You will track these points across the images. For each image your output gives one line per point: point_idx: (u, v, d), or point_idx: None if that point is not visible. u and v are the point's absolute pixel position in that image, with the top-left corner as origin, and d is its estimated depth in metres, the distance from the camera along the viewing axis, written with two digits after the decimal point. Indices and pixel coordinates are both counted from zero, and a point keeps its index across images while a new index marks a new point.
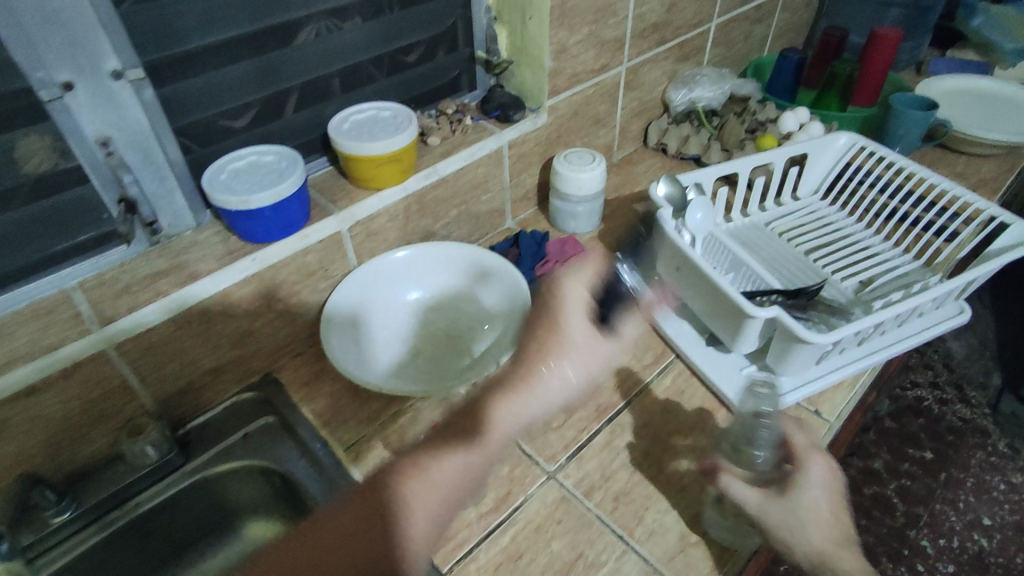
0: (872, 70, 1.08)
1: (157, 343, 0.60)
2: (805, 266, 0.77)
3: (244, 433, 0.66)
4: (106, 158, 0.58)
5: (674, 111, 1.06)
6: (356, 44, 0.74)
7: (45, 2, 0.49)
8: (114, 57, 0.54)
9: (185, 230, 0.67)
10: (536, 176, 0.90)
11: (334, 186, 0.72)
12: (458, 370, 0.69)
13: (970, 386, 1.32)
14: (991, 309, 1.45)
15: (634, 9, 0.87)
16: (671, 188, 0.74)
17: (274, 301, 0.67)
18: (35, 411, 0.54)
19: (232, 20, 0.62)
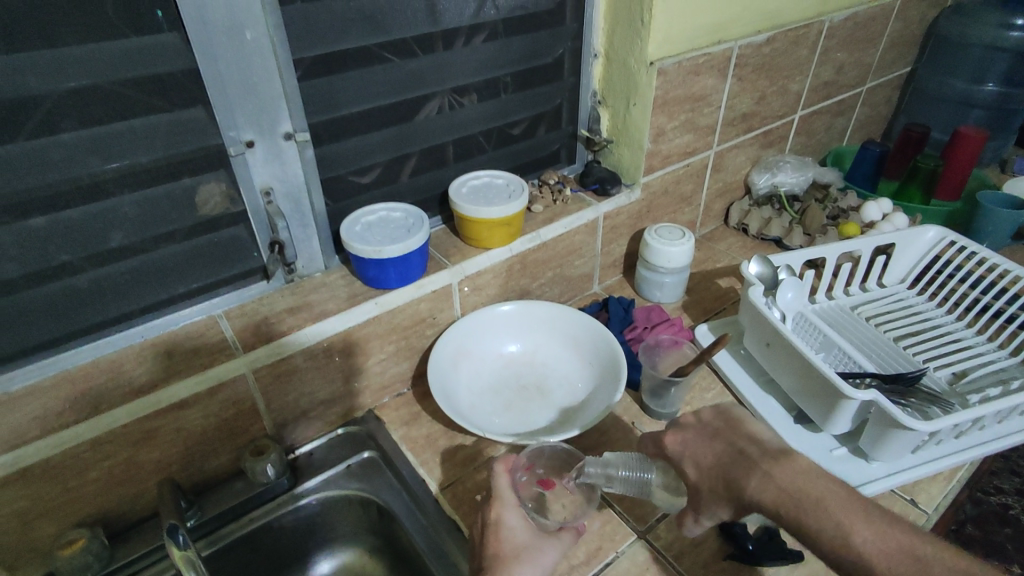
0: (955, 168, 1.11)
1: (287, 373, 0.66)
2: (896, 352, 0.77)
3: (347, 464, 0.70)
4: (265, 206, 0.66)
5: (755, 194, 1.11)
6: (476, 117, 0.82)
7: (247, 76, 0.59)
8: (287, 122, 0.63)
9: (315, 272, 0.74)
10: (625, 245, 0.96)
11: (448, 243, 0.79)
12: (549, 425, 0.72)
13: None
14: None
15: (727, 100, 0.94)
16: (763, 267, 0.78)
17: (386, 342, 0.73)
18: (180, 424, 0.61)
19: (381, 93, 0.71)
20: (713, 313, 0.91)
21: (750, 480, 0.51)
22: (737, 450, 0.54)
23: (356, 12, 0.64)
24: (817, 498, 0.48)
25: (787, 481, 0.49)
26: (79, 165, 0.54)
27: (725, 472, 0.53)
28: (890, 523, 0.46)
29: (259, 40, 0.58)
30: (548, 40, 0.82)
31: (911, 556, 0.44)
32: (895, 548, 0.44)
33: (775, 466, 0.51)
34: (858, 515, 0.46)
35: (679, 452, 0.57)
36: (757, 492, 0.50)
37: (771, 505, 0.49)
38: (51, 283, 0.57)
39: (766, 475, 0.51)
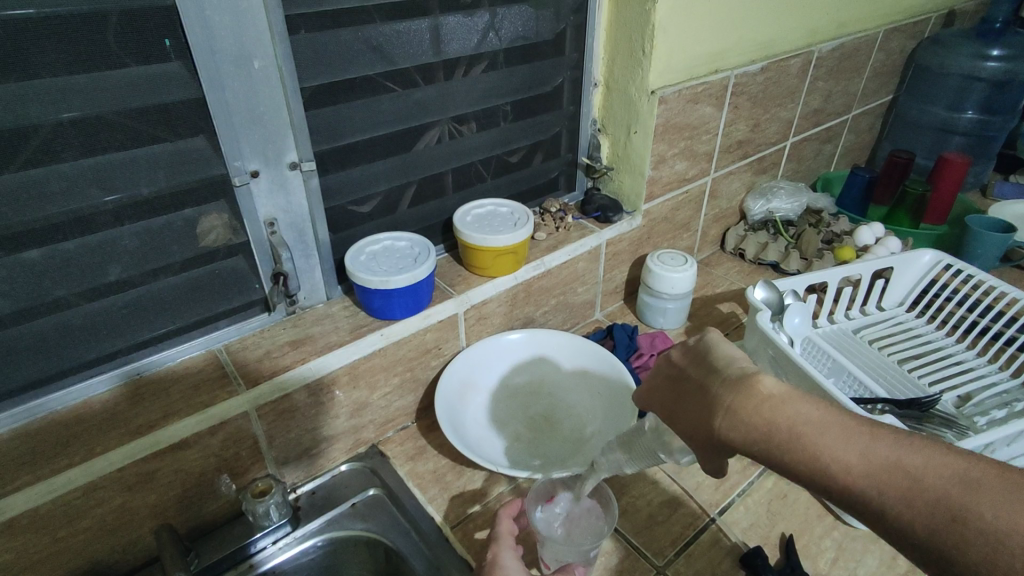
0: (942, 192, 1.14)
1: (291, 408, 0.64)
2: (902, 376, 0.78)
3: (351, 503, 0.67)
4: (268, 237, 0.64)
5: (750, 219, 1.12)
6: (477, 146, 0.82)
7: (254, 106, 0.58)
8: (292, 152, 0.62)
9: (317, 303, 0.72)
10: (626, 272, 0.95)
11: (452, 271, 0.78)
12: (559, 457, 0.70)
13: None
14: None
15: (723, 127, 0.95)
16: (769, 293, 0.78)
17: (390, 374, 0.71)
18: (179, 465, 0.58)
19: (387, 122, 0.70)
20: None
21: (716, 424, 0.41)
22: (702, 383, 0.44)
23: (363, 42, 0.64)
24: (789, 429, 0.38)
25: (752, 414, 0.40)
26: (78, 197, 0.52)
27: (693, 420, 0.43)
28: (870, 441, 0.37)
29: (266, 70, 0.57)
30: (549, 69, 0.83)
31: (900, 472, 0.35)
32: (881, 469, 0.35)
33: (738, 396, 0.41)
34: (837, 436, 0.37)
35: (652, 396, 0.48)
36: (726, 432, 0.41)
37: (745, 445, 0.40)
38: (43, 320, 0.54)
39: (725, 411, 0.41)
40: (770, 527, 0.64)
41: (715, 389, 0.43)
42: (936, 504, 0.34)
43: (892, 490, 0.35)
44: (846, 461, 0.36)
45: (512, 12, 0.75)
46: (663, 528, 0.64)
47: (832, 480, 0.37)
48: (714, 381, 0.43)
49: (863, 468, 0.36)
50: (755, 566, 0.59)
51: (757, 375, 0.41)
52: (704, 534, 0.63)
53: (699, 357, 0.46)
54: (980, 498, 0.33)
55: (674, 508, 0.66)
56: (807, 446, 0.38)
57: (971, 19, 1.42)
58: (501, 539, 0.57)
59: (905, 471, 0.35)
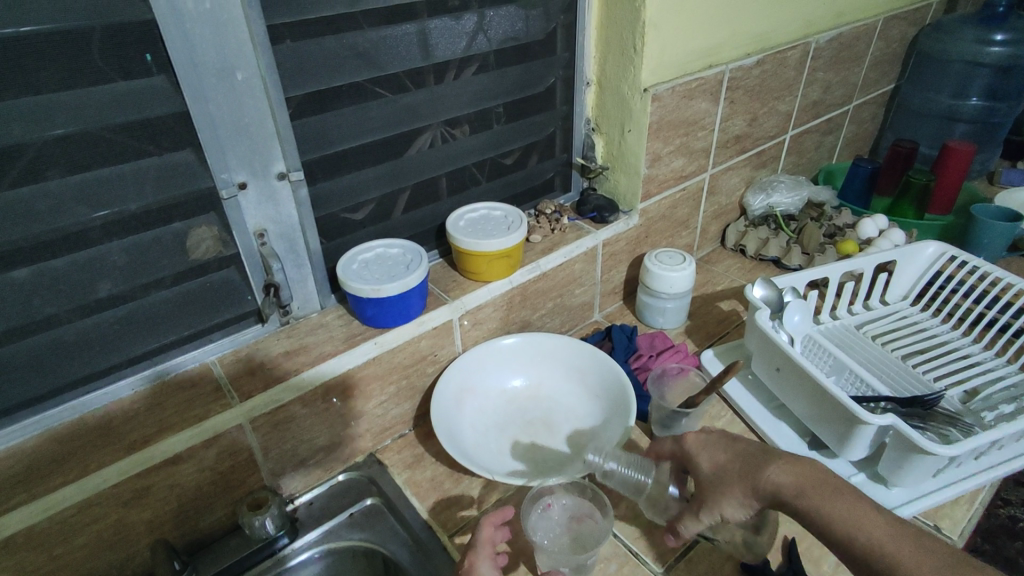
0: (947, 182, 1.12)
1: (286, 420, 0.63)
2: (905, 372, 0.76)
3: (349, 513, 0.67)
4: (259, 248, 0.64)
5: (750, 214, 1.11)
6: (470, 150, 0.81)
7: (239, 118, 0.57)
8: (280, 162, 0.62)
9: (311, 312, 0.72)
10: (624, 272, 0.94)
11: (446, 277, 0.78)
12: (558, 461, 0.70)
13: None
14: None
15: (719, 123, 0.94)
16: (768, 291, 0.77)
17: (386, 383, 0.70)
18: (175, 480, 0.58)
19: (376, 129, 0.70)
20: (717, 337, 0.90)
21: (768, 470, 0.51)
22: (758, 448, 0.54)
23: (349, 48, 0.63)
24: (832, 486, 0.49)
25: (800, 470, 0.50)
26: (64, 215, 0.52)
27: (742, 467, 0.53)
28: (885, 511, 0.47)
29: (250, 80, 0.57)
30: (541, 69, 0.82)
31: (910, 541, 0.45)
32: (897, 532, 0.45)
33: (796, 460, 0.52)
34: (865, 504, 0.48)
35: (702, 453, 0.57)
36: (775, 479, 0.51)
37: (789, 491, 0.50)
38: (35, 338, 0.54)
39: (780, 470, 0.51)
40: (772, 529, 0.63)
41: (773, 453, 0.54)
42: (936, 566, 0.42)
43: (901, 549, 0.44)
44: (875, 520, 0.46)
45: (501, 14, 0.74)
46: (663, 532, 0.63)
47: (858, 533, 0.46)
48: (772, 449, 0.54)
49: (885, 528, 0.46)
50: (754, 567, 0.58)
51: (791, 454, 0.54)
52: (705, 537, 0.62)
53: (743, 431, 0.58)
54: (971, 567, 0.42)
55: None
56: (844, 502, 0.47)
57: (973, 3, 1.39)
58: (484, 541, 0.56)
59: (924, 542, 0.44)
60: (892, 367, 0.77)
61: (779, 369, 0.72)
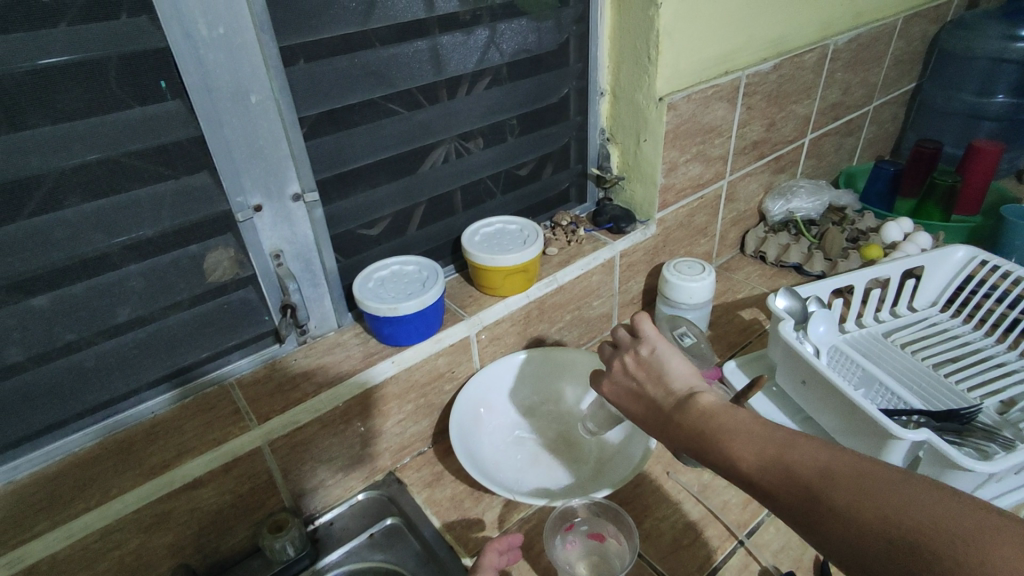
0: (974, 182, 1.09)
1: (304, 441, 0.63)
2: (938, 382, 0.74)
3: (369, 533, 0.67)
4: (275, 269, 0.64)
5: (770, 220, 1.09)
6: (484, 163, 0.80)
7: (253, 140, 0.57)
8: (295, 182, 0.62)
9: (328, 331, 0.72)
10: (643, 282, 0.93)
11: (462, 292, 0.77)
12: (579, 478, 0.68)
13: None
14: None
15: (736, 129, 0.92)
16: (792, 301, 0.75)
17: (404, 401, 0.70)
18: (194, 504, 0.58)
19: (390, 146, 0.70)
20: (739, 347, 0.88)
21: (668, 431, 0.49)
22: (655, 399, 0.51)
23: (361, 67, 0.63)
24: (709, 433, 0.45)
25: (691, 421, 0.47)
26: (83, 241, 0.52)
27: (656, 431, 0.50)
28: (774, 438, 0.42)
29: (263, 103, 0.57)
30: (554, 80, 0.82)
31: (784, 469, 0.40)
32: (770, 463, 0.41)
33: (682, 411, 0.48)
34: (740, 436, 0.43)
35: (620, 408, 0.54)
36: (675, 440, 0.48)
37: (685, 449, 0.47)
38: (56, 364, 0.54)
39: (675, 424, 0.48)
40: (803, 549, 0.61)
41: (669, 405, 0.50)
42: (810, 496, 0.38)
43: (781, 485, 0.40)
44: (760, 453, 0.42)
45: (513, 27, 0.74)
46: (690, 552, 0.62)
47: (742, 476, 0.42)
48: (665, 399, 0.50)
49: (772, 462, 0.41)
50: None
51: (694, 394, 0.49)
52: (734, 558, 0.61)
53: (650, 367, 0.53)
54: (836, 487, 0.37)
55: (701, 532, 0.63)
56: (732, 442, 0.43)
57: None
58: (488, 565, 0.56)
59: (788, 461, 0.40)
60: (922, 378, 0.75)
61: (805, 382, 0.70)
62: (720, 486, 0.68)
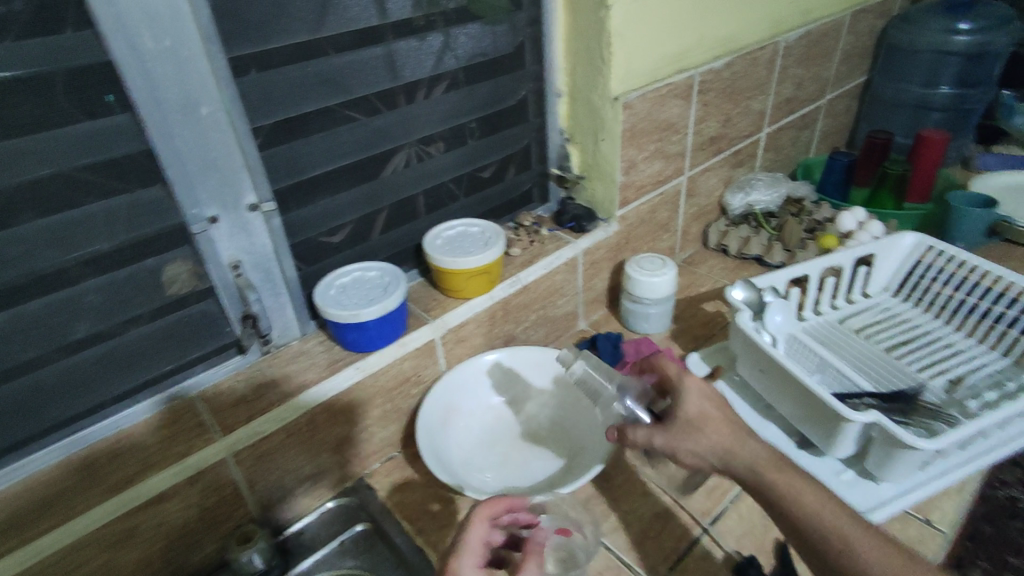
0: (923, 171, 1.13)
1: (270, 451, 0.63)
2: (889, 366, 0.77)
3: (340, 541, 0.67)
4: (235, 280, 0.63)
5: (730, 214, 1.12)
6: (445, 167, 0.81)
7: (207, 152, 0.57)
8: (251, 193, 0.61)
9: (292, 340, 0.71)
10: (607, 279, 0.95)
11: (426, 296, 0.78)
12: (548, 475, 0.70)
13: None
14: None
15: (693, 126, 0.94)
16: (749, 292, 0.76)
17: (371, 407, 0.70)
18: (159, 519, 0.57)
19: (349, 152, 0.69)
20: (702, 339, 0.90)
21: (688, 437, 0.54)
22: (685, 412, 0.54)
23: (315, 75, 0.63)
24: (735, 453, 0.52)
25: (725, 440, 0.53)
26: (33, 259, 0.51)
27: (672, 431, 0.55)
28: (794, 482, 0.50)
29: (216, 115, 0.56)
30: (511, 83, 0.82)
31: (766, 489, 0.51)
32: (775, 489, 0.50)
33: (715, 428, 0.53)
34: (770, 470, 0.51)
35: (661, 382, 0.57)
36: (689, 450, 0.54)
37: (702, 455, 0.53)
38: (9, 385, 0.53)
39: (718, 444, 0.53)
40: (764, 533, 0.63)
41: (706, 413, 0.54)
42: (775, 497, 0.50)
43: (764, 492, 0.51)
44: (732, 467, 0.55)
45: (468, 31, 0.75)
46: (655, 542, 0.63)
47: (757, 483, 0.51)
48: (713, 409, 0.54)
49: (784, 494, 0.49)
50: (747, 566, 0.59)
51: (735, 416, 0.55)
52: (698, 546, 0.62)
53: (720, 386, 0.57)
54: (812, 504, 0.48)
55: (666, 521, 0.65)
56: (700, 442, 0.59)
57: None
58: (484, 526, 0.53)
59: (792, 496, 0.49)
60: (875, 362, 0.78)
61: (762, 370, 0.72)
62: None
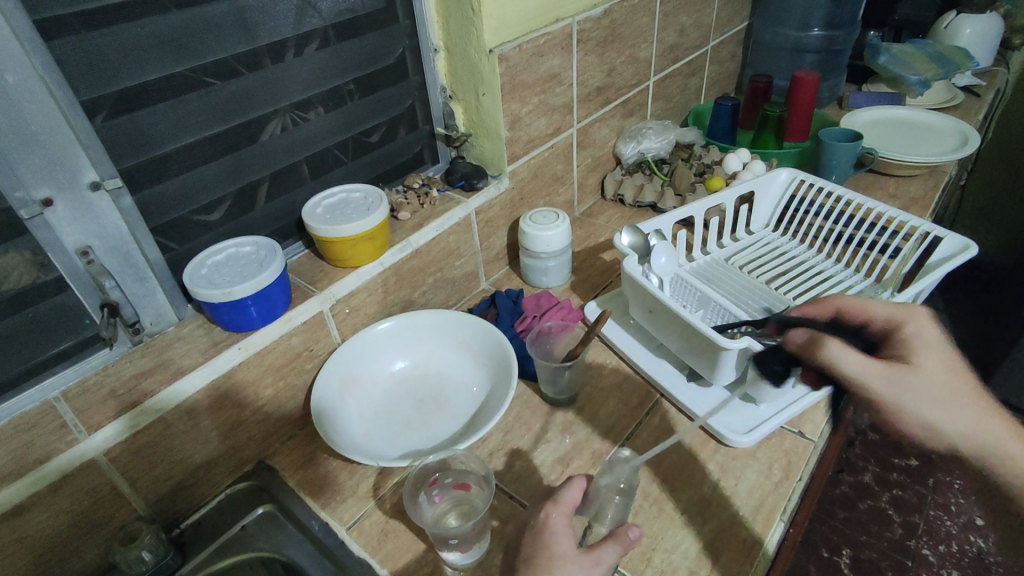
0: (799, 110, 1.18)
1: (149, 445, 0.60)
2: (767, 295, 0.82)
3: (241, 525, 0.65)
4: (86, 267, 0.58)
5: (624, 163, 1.14)
6: (322, 132, 0.77)
7: (24, 126, 0.51)
8: (91, 169, 0.56)
9: (167, 326, 0.67)
10: (505, 237, 0.95)
11: (313, 268, 0.75)
12: (450, 433, 0.70)
13: None
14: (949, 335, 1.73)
15: (577, 77, 0.95)
16: (634, 237, 0.80)
17: (262, 387, 0.68)
18: (23, 532, 0.53)
19: (205, 121, 0.64)
20: (601, 288, 0.92)
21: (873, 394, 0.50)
22: (930, 380, 0.50)
23: (154, 37, 0.57)
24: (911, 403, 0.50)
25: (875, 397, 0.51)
26: None
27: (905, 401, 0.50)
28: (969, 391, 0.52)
29: (24, 83, 0.50)
30: (385, 40, 0.79)
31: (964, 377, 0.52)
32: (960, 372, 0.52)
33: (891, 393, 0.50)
34: (928, 399, 0.50)
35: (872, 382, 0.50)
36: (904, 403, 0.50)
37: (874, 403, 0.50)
38: None
39: (943, 388, 0.51)
40: (658, 464, 0.66)
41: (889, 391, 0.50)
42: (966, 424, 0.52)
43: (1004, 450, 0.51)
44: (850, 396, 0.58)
45: None
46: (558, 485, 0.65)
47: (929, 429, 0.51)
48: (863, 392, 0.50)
49: (949, 371, 0.51)
50: (775, 371, 0.61)
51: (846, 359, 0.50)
52: None
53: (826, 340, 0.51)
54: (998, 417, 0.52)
55: (567, 463, 0.67)
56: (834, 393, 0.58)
57: None
58: (564, 505, 0.51)
59: (959, 397, 0.51)
60: (755, 293, 0.82)
61: (650, 311, 0.75)
62: (585, 419, 0.72)
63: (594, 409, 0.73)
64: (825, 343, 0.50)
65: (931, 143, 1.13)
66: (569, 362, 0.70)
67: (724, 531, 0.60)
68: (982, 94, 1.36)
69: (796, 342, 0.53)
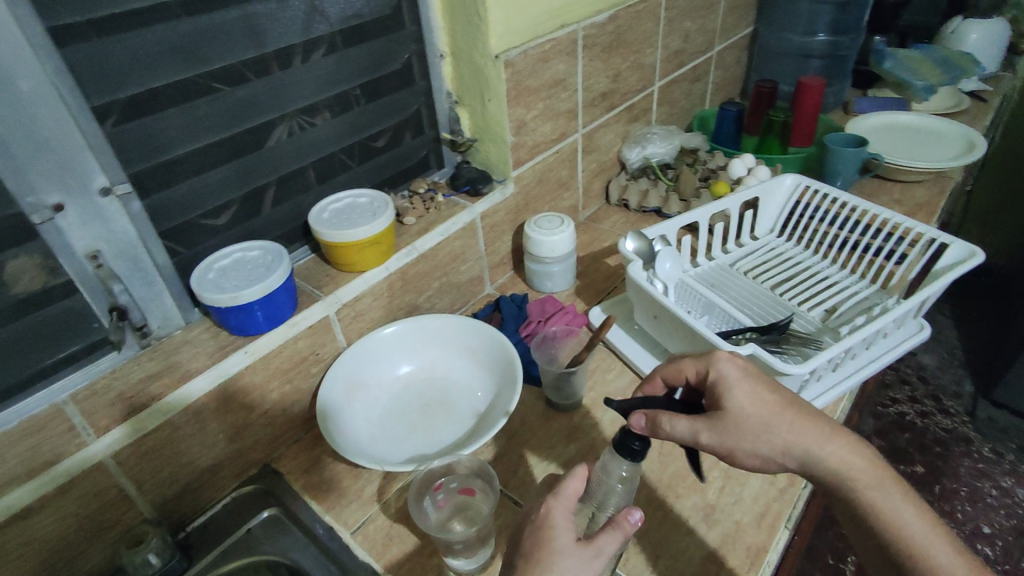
0: (804, 115, 1.18)
1: (155, 448, 0.60)
2: (771, 301, 0.82)
3: (247, 529, 0.65)
4: (95, 271, 0.58)
5: (629, 168, 1.14)
6: (328, 137, 0.77)
7: (35, 132, 0.51)
8: (101, 175, 0.56)
9: (174, 330, 0.67)
10: (510, 241, 0.95)
11: (319, 273, 0.75)
12: (455, 438, 0.70)
13: (952, 438, 1.48)
14: (955, 341, 1.72)
15: (582, 82, 0.95)
16: (638, 243, 0.80)
17: (268, 390, 0.68)
18: (31, 534, 0.54)
19: (213, 126, 0.65)
20: (606, 293, 0.92)
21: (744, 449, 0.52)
22: (743, 415, 0.51)
23: (163, 43, 0.57)
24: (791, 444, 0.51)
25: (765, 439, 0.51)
26: None
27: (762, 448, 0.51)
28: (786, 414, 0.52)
29: (37, 89, 0.50)
30: (391, 45, 0.79)
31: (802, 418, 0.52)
32: (773, 405, 0.52)
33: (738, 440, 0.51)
34: (779, 432, 0.51)
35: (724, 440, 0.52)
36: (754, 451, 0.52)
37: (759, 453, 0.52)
38: None
39: (763, 415, 0.51)
40: (663, 470, 0.66)
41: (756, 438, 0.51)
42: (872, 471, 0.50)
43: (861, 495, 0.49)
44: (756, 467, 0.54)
45: None
46: None
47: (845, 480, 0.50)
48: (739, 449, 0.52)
49: (758, 411, 0.51)
50: (633, 450, 0.51)
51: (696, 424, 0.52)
52: None
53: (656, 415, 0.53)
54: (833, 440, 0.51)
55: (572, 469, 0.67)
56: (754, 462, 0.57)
57: None
58: (565, 498, 0.49)
59: (794, 423, 0.51)
60: (760, 299, 0.82)
61: (655, 317, 0.75)
62: (590, 425, 0.72)
63: (599, 414, 0.73)
64: (662, 420, 0.52)
65: (937, 149, 1.13)
66: (574, 367, 0.70)
67: (729, 538, 0.59)
68: (989, 99, 1.36)
69: (636, 427, 0.52)
